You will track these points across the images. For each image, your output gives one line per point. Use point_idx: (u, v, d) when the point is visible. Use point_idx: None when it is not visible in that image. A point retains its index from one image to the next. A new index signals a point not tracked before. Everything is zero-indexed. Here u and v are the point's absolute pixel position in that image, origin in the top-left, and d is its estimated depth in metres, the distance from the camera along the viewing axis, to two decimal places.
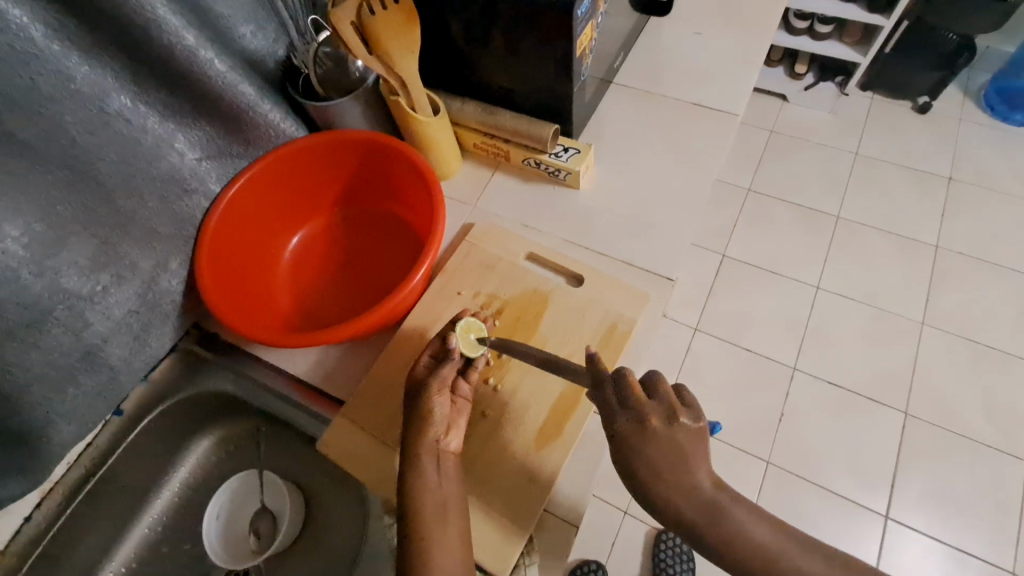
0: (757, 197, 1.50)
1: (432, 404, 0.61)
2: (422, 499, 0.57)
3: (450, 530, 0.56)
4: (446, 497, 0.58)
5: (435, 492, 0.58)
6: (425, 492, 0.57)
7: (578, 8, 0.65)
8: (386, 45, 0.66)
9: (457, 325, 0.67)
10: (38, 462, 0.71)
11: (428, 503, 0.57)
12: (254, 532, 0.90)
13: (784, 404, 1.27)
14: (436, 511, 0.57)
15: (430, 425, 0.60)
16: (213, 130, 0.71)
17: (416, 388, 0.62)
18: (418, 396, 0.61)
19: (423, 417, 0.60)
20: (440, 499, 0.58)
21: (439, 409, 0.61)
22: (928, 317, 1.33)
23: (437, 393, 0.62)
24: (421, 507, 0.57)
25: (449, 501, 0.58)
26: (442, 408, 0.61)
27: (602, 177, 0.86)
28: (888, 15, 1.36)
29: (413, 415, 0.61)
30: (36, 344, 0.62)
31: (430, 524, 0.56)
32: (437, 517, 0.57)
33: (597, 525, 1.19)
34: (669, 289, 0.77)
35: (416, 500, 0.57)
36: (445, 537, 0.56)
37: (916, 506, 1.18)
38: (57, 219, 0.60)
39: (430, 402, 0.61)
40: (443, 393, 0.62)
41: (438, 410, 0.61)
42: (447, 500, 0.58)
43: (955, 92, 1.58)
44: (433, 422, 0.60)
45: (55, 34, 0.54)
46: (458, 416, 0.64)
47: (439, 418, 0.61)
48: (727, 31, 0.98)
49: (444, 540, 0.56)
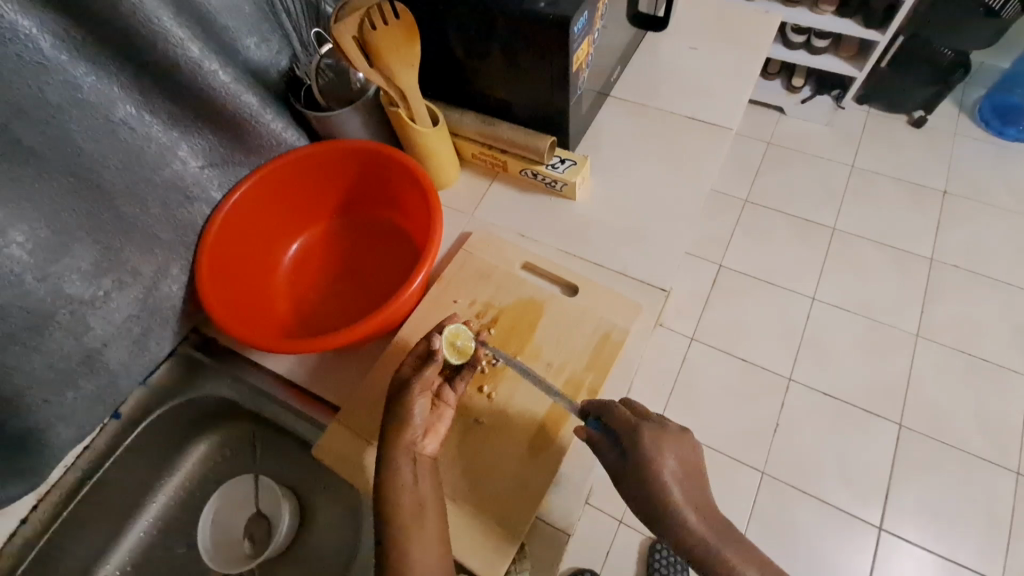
0: (753, 208, 1.52)
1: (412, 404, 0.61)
2: (398, 498, 0.58)
3: (427, 527, 0.58)
4: (423, 497, 0.59)
5: (411, 492, 0.58)
6: (402, 494, 0.58)
7: (576, 25, 0.66)
8: (387, 59, 0.67)
9: (445, 330, 0.67)
10: (36, 464, 0.72)
11: (404, 502, 0.58)
12: (249, 537, 0.90)
13: (780, 414, 1.28)
14: (412, 512, 0.57)
15: (407, 426, 0.60)
16: (216, 138, 0.73)
17: (398, 388, 0.63)
18: (398, 399, 0.62)
19: (400, 418, 0.61)
20: (418, 497, 0.58)
21: (419, 409, 0.62)
22: (922, 329, 1.34)
23: (419, 395, 0.62)
24: (398, 506, 0.57)
25: (427, 501, 0.59)
26: (420, 412, 0.62)
27: (597, 188, 0.87)
28: (883, 31, 1.37)
29: (391, 416, 0.61)
30: (37, 347, 0.63)
31: (407, 522, 0.57)
32: (414, 514, 0.57)
33: (592, 533, 1.19)
34: (662, 299, 0.78)
35: (392, 500, 0.58)
36: (421, 539, 0.57)
37: (910, 517, 1.19)
38: (62, 226, 0.61)
39: (410, 405, 0.61)
40: (423, 396, 0.62)
41: (418, 414, 0.62)
42: (424, 501, 0.58)
43: (951, 106, 1.60)
44: (409, 424, 0.61)
45: (63, 45, 0.55)
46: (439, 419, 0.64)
47: (416, 422, 0.61)
48: (723, 46, 1.00)
49: (420, 537, 0.57)
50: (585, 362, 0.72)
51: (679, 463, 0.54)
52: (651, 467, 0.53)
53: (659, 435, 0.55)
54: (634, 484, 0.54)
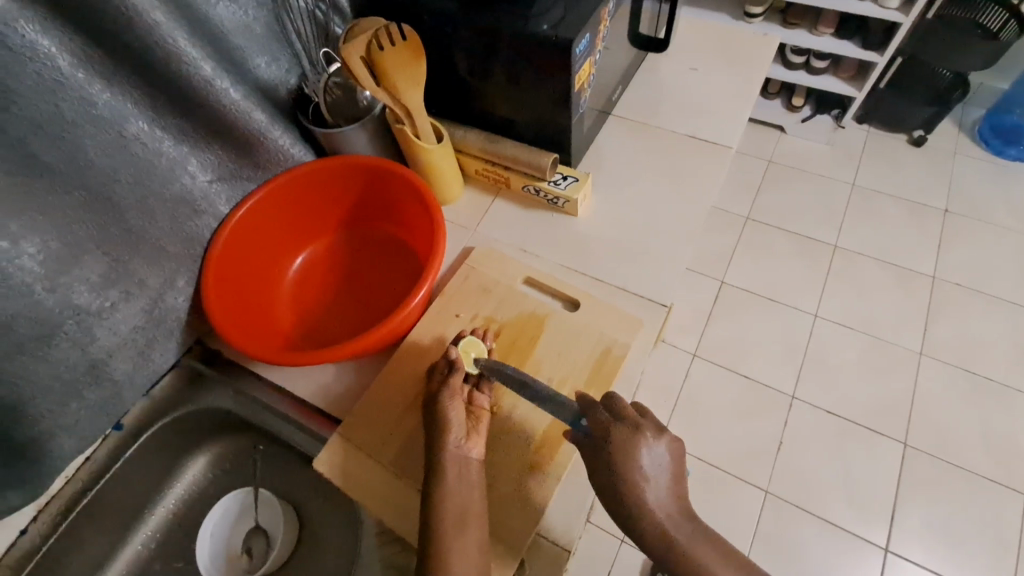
0: (755, 226, 1.52)
1: (447, 411, 0.65)
2: (445, 505, 0.59)
3: (467, 540, 0.58)
4: (467, 506, 0.60)
5: (456, 502, 0.60)
6: (447, 499, 0.60)
7: (578, 46, 0.68)
8: (393, 78, 0.69)
9: (460, 343, 0.72)
10: (39, 473, 0.72)
11: (449, 507, 0.59)
12: (247, 551, 0.89)
13: (783, 432, 1.27)
14: (456, 517, 0.59)
15: (449, 432, 0.63)
16: (225, 153, 0.74)
17: (431, 397, 0.67)
18: (433, 409, 0.66)
19: (441, 423, 0.64)
20: (462, 505, 0.60)
21: (454, 416, 0.65)
22: (925, 347, 1.34)
23: (450, 400, 0.66)
24: (442, 512, 0.59)
25: (470, 510, 0.60)
26: (457, 417, 0.65)
27: (599, 205, 0.88)
28: (881, 53, 1.39)
29: (432, 422, 0.65)
30: (44, 357, 0.64)
31: (449, 533, 0.58)
32: (458, 523, 0.59)
33: (593, 548, 1.18)
34: (663, 315, 0.79)
35: (439, 504, 0.59)
36: (465, 545, 0.58)
37: (916, 539, 1.17)
38: (73, 239, 0.62)
39: (445, 412, 0.65)
40: (456, 401, 0.66)
41: (453, 418, 0.65)
42: (467, 510, 0.60)
43: (949, 126, 1.62)
44: (449, 428, 0.64)
45: (80, 64, 0.57)
46: (479, 423, 0.66)
47: (456, 425, 0.64)
48: (724, 68, 1.01)
49: (462, 546, 0.58)
50: (586, 376, 0.72)
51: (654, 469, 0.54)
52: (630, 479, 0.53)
53: (640, 442, 0.54)
54: (609, 492, 0.53)
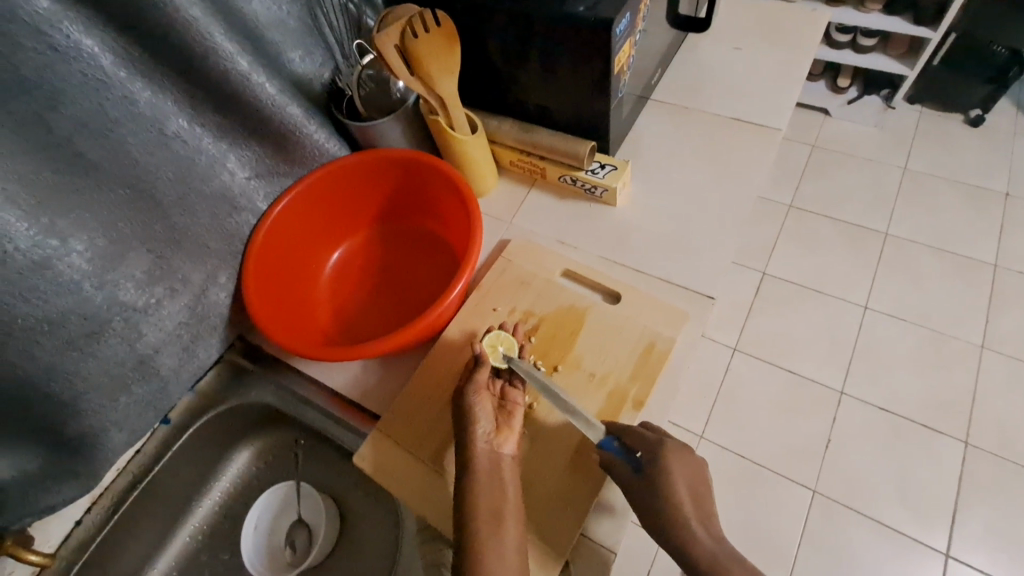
0: (799, 214, 1.46)
1: (473, 406, 0.62)
2: (478, 500, 0.57)
3: (504, 538, 0.56)
4: (502, 502, 0.58)
5: (488, 498, 0.57)
6: (479, 494, 0.57)
7: (618, 26, 0.65)
8: (428, 66, 0.68)
9: (484, 341, 0.69)
10: (92, 466, 0.74)
11: (483, 503, 0.57)
12: (290, 545, 0.90)
13: (831, 430, 1.21)
14: (488, 512, 0.56)
15: (475, 427, 0.61)
16: (262, 149, 0.75)
17: (457, 393, 0.65)
18: (461, 404, 0.63)
19: (467, 418, 0.62)
20: (496, 502, 0.57)
21: (480, 410, 0.62)
22: (987, 340, 1.25)
23: (474, 394, 0.63)
24: (475, 507, 0.57)
25: (505, 506, 0.57)
26: (485, 413, 0.62)
27: (638, 194, 0.85)
28: (935, 28, 1.31)
29: (458, 417, 0.63)
30: (94, 354, 0.65)
31: (484, 531, 0.55)
32: (491, 519, 0.56)
33: (632, 547, 1.15)
34: (709, 308, 0.75)
35: (472, 499, 0.57)
36: (501, 543, 0.55)
37: (979, 544, 1.09)
38: (119, 236, 0.63)
39: (472, 407, 0.62)
40: (483, 397, 0.63)
41: (480, 413, 0.62)
42: (500, 506, 0.57)
43: (1011, 103, 1.51)
44: (474, 423, 0.62)
45: (122, 62, 0.57)
46: (511, 418, 0.64)
47: (482, 419, 0.62)
48: (768, 48, 0.96)
49: (498, 544, 0.55)
50: (629, 372, 0.69)
51: (690, 480, 0.57)
52: (668, 484, 0.55)
53: (679, 451, 0.58)
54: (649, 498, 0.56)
